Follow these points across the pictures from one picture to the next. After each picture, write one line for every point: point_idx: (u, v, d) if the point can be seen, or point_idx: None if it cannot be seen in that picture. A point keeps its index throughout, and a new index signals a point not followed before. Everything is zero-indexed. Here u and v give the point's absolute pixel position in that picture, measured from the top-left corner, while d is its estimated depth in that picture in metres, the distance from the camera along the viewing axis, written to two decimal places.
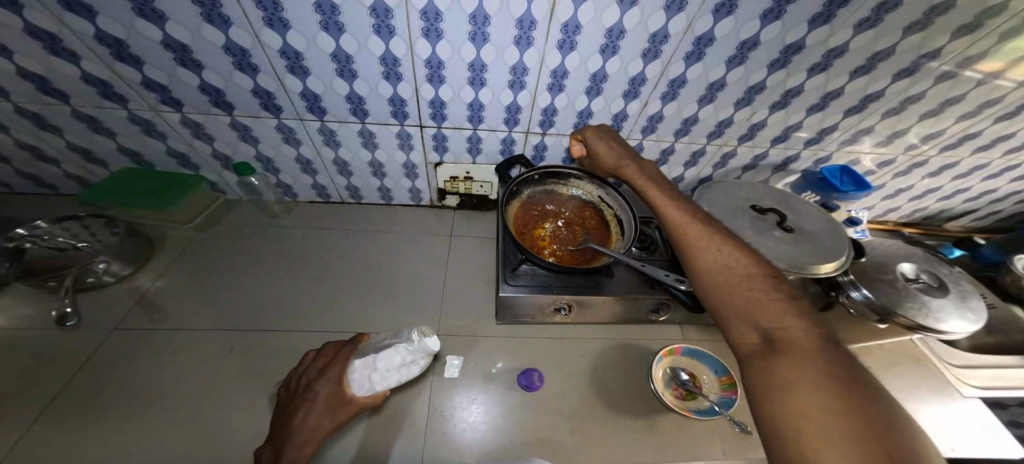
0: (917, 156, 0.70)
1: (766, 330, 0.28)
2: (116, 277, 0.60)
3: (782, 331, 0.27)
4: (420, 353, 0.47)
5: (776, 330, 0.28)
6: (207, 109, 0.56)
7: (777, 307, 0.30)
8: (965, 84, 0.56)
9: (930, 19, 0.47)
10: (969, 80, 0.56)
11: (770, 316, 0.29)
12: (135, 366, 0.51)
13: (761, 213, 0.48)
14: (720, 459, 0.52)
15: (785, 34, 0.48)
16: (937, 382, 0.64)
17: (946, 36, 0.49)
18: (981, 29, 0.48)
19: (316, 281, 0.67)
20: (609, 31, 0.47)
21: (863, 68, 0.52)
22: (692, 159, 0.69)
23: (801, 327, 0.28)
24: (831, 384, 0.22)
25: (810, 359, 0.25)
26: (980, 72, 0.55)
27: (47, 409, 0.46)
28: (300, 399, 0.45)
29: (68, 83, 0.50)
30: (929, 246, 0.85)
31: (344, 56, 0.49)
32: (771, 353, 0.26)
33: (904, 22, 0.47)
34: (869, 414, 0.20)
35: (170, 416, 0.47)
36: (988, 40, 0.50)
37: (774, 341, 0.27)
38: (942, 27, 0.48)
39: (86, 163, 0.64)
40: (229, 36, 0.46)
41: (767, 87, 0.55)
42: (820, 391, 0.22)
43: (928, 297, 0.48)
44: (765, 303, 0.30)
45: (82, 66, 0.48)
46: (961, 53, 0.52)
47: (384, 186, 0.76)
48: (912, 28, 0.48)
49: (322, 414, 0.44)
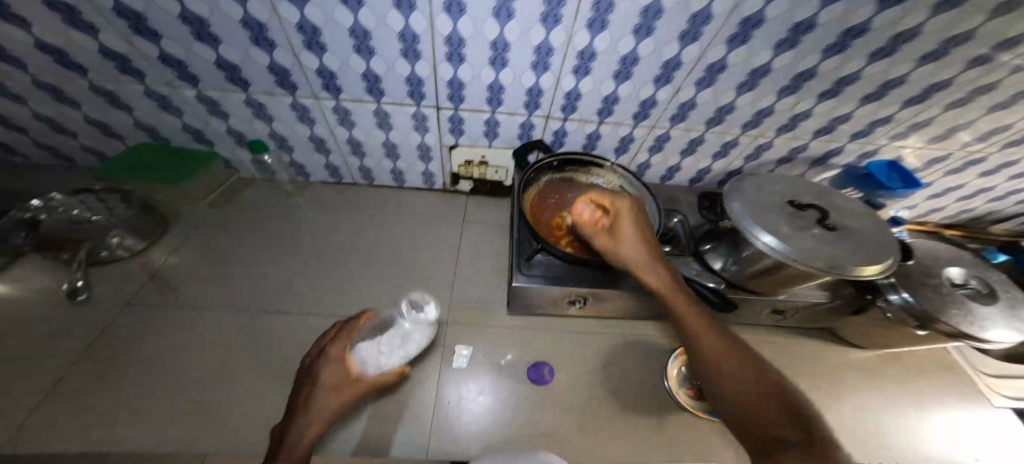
0: (971, 153, 0.65)
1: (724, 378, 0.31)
2: (130, 252, 0.60)
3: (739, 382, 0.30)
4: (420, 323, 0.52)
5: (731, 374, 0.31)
6: (223, 86, 0.54)
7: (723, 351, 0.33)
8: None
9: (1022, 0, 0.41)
10: None
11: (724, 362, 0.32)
12: (146, 341, 0.52)
13: (799, 209, 0.45)
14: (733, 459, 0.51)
15: (848, 15, 0.43)
16: (967, 390, 0.62)
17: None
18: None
19: (327, 264, 0.66)
20: (646, 10, 0.44)
21: (930, 55, 0.48)
22: (722, 150, 0.67)
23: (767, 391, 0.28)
24: None
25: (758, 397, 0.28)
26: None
27: (60, 382, 0.46)
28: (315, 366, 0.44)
29: (85, 56, 0.49)
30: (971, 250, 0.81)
31: (362, 32, 0.47)
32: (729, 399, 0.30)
33: (992, 2, 0.41)
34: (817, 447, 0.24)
35: (181, 394, 0.47)
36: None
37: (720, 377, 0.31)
38: None
39: (103, 137, 0.63)
40: (245, 9, 0.43)
41: (817, 74, 0.51)
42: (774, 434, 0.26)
43: (975, 304, 0.44)
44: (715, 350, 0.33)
45: (99, 38, 0.46)
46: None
47: (398, 169, 0.74)
48: (995, 11, 0.43)
49: (338, 378, 0.42)
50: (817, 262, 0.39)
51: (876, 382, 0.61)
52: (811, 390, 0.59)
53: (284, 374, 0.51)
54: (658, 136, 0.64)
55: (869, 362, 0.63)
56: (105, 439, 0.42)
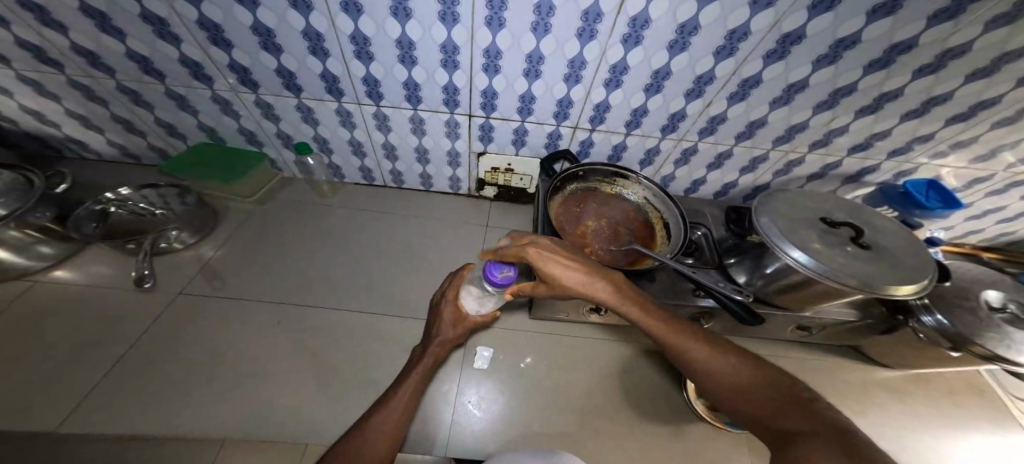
0: (1016, 174, 0.63)
1: (723, 394, 0.34)
2: (183, 245, 0.65)
3: (735, 389, 0.33)
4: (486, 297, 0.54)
5: (725, 384, 0.34)
6: (279, 91, 0.58)
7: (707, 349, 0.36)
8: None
9: None
10: None
11: (713, 358, 0.35)
12: (191, 332, 0.55)
13: (832, 226, 0.45)
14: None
15: (894, 32, 0.43)
16: (1004, 417, 0.60)
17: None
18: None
19: (359, 263, 0.69)
20: (682, 27, 0.45)
21: (982, 71, 0.47)
22: (751, 165, 0.67)
23: (750, 381, 0.32)
24: (830, 442, 0.24)
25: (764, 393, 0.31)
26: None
27: (116, 367, 0.50)
28: (426, 333, 0.55)
29: (164, 63, 0.53)
30: (1017, 266, 0.79)
31: (407, 43, 0.50)
32: (727, 391, 0.33)
33: None
34: (868, 454, 0.22)
35: (223, 377, 0.51)
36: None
37: (706, 376, 0.35)
38: None
39: (167, 137, 0.68)
40: (308, 21, 0.47)
41: (858, 90, 0.51)
42: (838, 454, 0.22)
43: (1013, 329, 0.43)
44: (705, 357, 0.36)
45: (180, 47, 0.51)
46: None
47: (426, 173, 0.77)
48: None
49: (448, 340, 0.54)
50: (849, 279, 0.39)
51: (906, 403, 0.59)
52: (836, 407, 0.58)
53: (316, 366, 0.54)
54: (685, 149, 0.65)
55: (899, 384, 0.62)
56: (151, 418, 0.46)
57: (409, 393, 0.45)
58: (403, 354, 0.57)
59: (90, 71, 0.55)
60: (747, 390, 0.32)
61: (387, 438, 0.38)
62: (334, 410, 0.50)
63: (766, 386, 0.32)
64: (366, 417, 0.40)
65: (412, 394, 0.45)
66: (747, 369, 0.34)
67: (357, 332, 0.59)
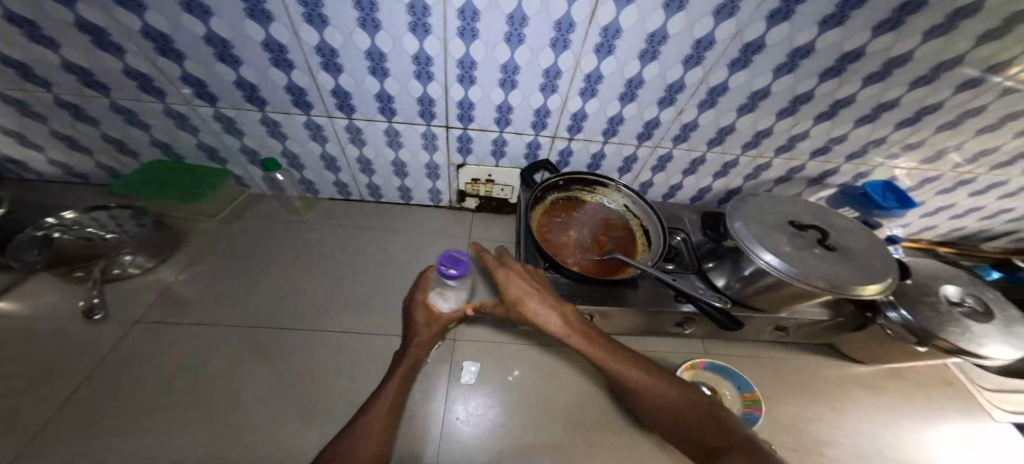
0: (962, 174, 0.67)
1: (645, 398, 0.42)
2: (141, 269, 0.60)
3: (655, 397, 0.41)
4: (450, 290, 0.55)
5: (646, 393, 0.42)
6: (240, 105, 0.56)
7: (637, 368, 0.42)
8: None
9: (1009, 28, 0.44)
10: None
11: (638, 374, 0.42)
12: (150, 364, 0.51)
13: (800, 229, 0.46)
14: None
15: (844, 41, 0.46)
16: (969, 405, 0.62)
17: (1019, 47, 0.46)
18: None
19: (334, 281, 0.66)
20: (651, 36, 0.46)
21: (924, 79, 0.50)
22: (723, 170, 0.69)
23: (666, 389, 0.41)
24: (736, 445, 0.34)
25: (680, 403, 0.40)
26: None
27: (68, 402, 0.46)
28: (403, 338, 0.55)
29: (109, 76, 0.50)
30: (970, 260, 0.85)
31: (378, 54, 0.49)
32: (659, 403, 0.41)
33: (979, 30, 0.44)
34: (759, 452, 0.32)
35: (196, 405, 0.48)
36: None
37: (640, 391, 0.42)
38: (1019, 36, 0.44)
39: (117, 154, 0.65)
40: (268, 32, 0.45)
41: (815, 97, 0.54)
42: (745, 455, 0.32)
43: (970, 321, 0.46)
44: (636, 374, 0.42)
45: (125, 59, 0.48)
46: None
47: (405, 186, 0.76)
48: (985, 37, 0.45)
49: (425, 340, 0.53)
50: (818, 282, 0.40)
51: (879, 396, 0.61)
52: (815, 403, 0.59)
53: (294, 391, 0.51)
54: (661, 156, 0.67)
55: (872, 378, 0.64)
56: (115, 452, 0.42)
57: (393, 390, 0.44)
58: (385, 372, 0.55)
59: (25, 85, 0.51)
60: (663, 399, 0.41)
61: (377, 430, 0.38)
62: (318, 432, 0.48)
63: (676, 394, 0.41)
64: (350, 421, 0.38)
65: (399, 389, 0.44)
66: (666, 381, 0.42)
67: (335, 353, 0.56)
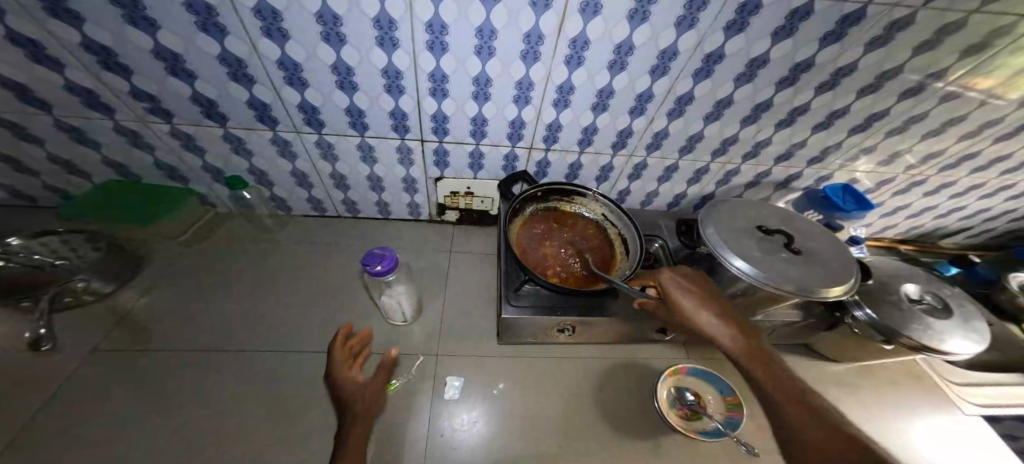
0: (914, 175, 0.71)
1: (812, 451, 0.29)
2: (97, 296, 0.57)
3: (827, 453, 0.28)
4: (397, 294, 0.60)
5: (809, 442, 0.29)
6: (199, 120, 0.54)
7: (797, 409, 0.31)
8: (972, 103, 0.56)
9: (942, 39, 0.46)
10: (974, 101, 0.56)
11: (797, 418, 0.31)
12: (105, 394, 0.48)
13: (767, 234, 0.48)
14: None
15: (796, 51, 0.48)
16: (940, 399, 0.64)
17: (954, 56, 0.49)
18: (988, 49, 0.48)
19: (308, 300, 0.64)
20: (618, 47, 0.47)
21: (870, 87, 0.53)
22: (696, 177, 0.71)
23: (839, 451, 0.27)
24: None
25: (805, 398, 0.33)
26: (985, 92, 0.55)
27: (23, 432, 0.44)
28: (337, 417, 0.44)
29: (52, 93, 0.48)
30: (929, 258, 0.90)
31: (345, 68, 0.48)
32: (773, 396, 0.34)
33: (916, 41, 0.46)
34: None
35: (159, 436, 0.45)
36: (999, 61, 0.50)
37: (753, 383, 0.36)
38: (952, 46, 0.47)
39: (67, 175, 0.62)
40: (224, 46, 0.44)
41: (774, 104, 0.56)
42: None
43: (930, 318, 0.48)
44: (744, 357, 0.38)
45: (66, 74, 0.46)
46: (967, 73, 0.52)
47: (382, 201, 0.75)
48: (921, 48, 0.47)
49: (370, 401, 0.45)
50: (786, 285, 0.41)
51: (854, 394, 0.63)
52: None
53: (264, 416, 0.49)
54: (636, 164, 0.68)
55: (847, 375, 0.65)
56: None
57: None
58: None
59: None
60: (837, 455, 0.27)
61: None
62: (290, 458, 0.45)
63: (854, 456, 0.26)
64: None
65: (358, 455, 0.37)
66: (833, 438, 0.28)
67: (306, 373, 0.54)
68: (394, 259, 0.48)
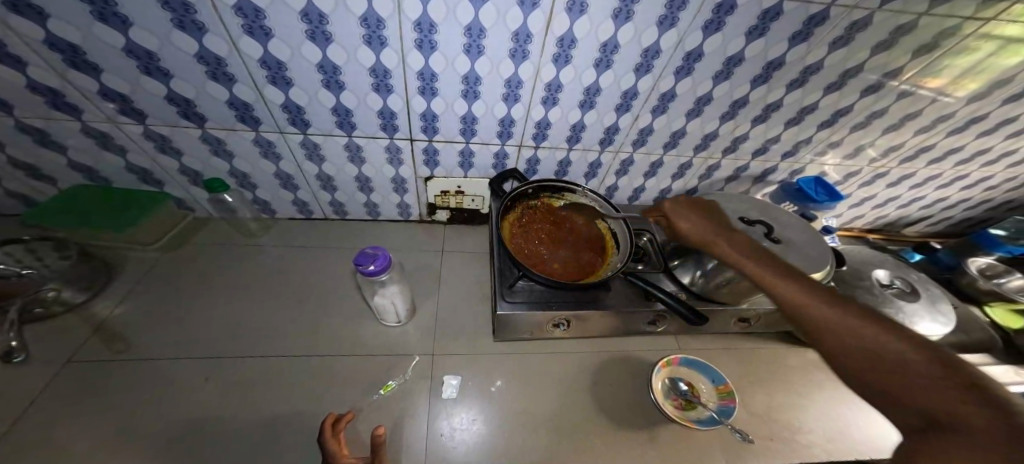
0: (878, 168, 0.75)
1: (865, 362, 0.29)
2: (66, 306, 0.55)
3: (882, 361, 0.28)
4: (393, 296, 0.59)
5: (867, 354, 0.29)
6: (175, 121, 0.53)
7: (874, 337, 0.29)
8: (924, 100, 0.60)
9: (896, 39, 0.50)
10: (924, 98, 0.60)
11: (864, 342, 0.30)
12: (82, 406, 0.46)
13: (749, 225, 0.50)
14: (716, 449, 0.54)
15: (768, 51, 0.50)
16: None
17: (908, 56, 0.52)
18: (937, 49, 0.52)
19: (295, 303, 0.63)
20: (604, 45, 0.48)
21: (835, 84, 0.56)
22: (680, 171, 0.73)
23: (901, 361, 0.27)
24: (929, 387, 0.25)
25: (966, 434, 0.21)
26: (936, 89, 0.59)
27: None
28: None
29: (12, 94, 0.46)
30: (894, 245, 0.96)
31: (331, 67, 0.48)
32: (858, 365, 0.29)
33: (873, 41, 0.50)
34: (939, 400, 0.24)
35: (137, 451, 0.43)
36: (948, 60, 0.54)
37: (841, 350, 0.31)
38: (905, 46, 0.51)
39: (29, 179, 0.59)
40: (203, 45, 0.43)
41: (749, 101, 0.58)
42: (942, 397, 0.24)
43: (901, 301, 0.51)
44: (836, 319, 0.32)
45: (27, 72, 0.44)
46: (920, 72, 0.55)
47: (371, 201, 0.74)
48: (879, 47, 0.51)
49: None
50: None
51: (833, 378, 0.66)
52: (777, 390, 0.63)
53: (254, 421, 0.48)
54: (623, 160, 0.69)
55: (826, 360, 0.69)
56: None
57: None
58: (359, 390, 0.53)
59: None
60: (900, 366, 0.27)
61: None
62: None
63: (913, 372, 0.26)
64: None
65: None
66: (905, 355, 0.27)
67: (296, 377, 0.53)
68: (386, 258, 0.47)
